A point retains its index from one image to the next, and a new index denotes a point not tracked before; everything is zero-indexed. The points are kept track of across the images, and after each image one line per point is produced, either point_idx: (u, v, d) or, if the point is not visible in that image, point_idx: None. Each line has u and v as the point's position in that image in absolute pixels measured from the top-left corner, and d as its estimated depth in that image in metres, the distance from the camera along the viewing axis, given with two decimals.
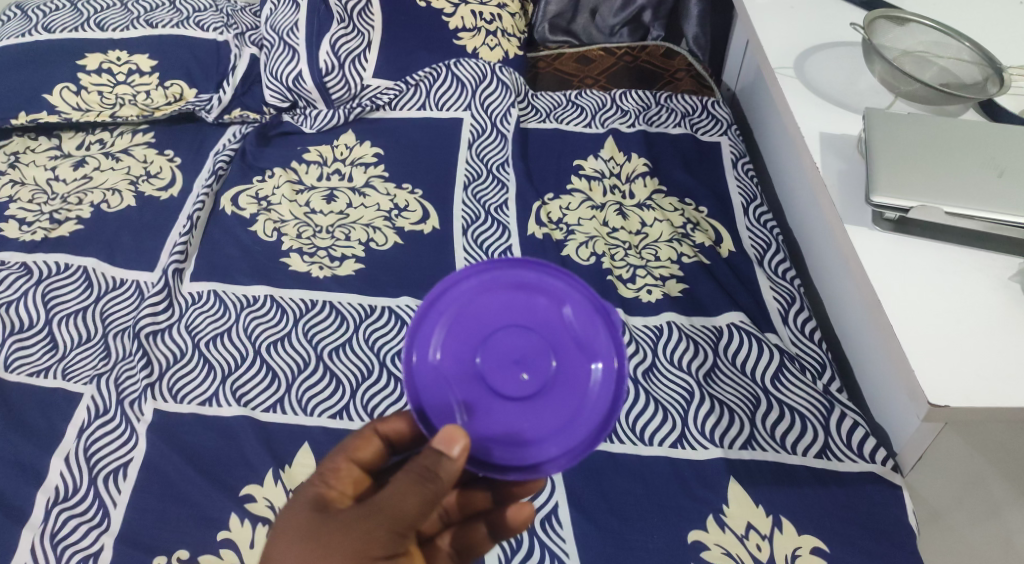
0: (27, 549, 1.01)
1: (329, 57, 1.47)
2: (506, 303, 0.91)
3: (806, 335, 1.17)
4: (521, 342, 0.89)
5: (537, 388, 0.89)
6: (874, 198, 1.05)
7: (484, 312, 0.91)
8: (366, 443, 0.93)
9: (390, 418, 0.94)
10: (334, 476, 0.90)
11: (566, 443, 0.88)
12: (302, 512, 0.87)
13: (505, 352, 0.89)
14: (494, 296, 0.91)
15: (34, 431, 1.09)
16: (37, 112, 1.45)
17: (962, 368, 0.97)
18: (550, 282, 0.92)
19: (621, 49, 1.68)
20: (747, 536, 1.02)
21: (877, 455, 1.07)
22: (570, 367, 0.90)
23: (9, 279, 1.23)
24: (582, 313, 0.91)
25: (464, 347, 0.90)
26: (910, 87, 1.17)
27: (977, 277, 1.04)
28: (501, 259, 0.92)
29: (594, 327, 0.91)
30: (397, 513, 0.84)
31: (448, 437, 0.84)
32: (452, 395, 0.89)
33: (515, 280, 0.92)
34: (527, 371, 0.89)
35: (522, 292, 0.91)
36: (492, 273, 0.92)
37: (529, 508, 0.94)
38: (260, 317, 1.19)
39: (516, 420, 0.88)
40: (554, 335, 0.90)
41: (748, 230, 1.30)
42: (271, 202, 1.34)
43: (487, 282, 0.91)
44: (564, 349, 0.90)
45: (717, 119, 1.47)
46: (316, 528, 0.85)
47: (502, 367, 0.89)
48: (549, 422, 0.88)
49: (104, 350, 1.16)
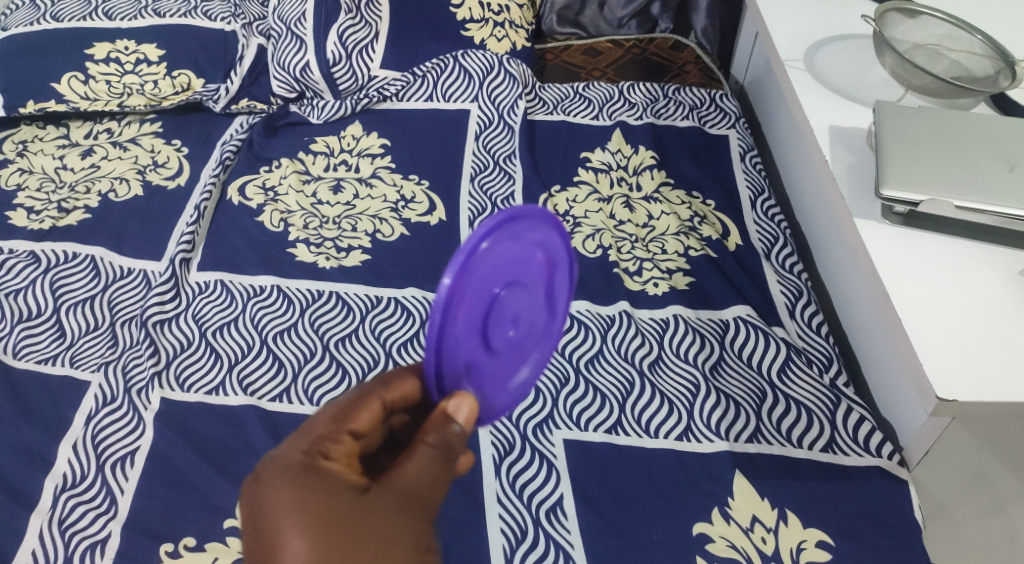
0: (35, 534, 1.01)
1: (336, 48, 1.47)
2: (514, 257, 0.88)
3: (812, 329, 1.17)
4: (516, 299, 0.91)
5: (515, 341, 0.93)
6: (883, 191, 1.05)
7: (499, 265, 0.87)
8: (364, 408, 0.87)
9: (393, 381, 0.89)
10: (332, 446, 0.84)
11: (514, 390, 0.96)
12: (308, 490, 0.80)
13: (506, 310, 0.90)
14: (511, 249, 0.87)
15: (43, 418, 1.10)
16: (45, 101, 1.46)
17: (971, 362, 0.96)
18: (549, 238, 0.92)
19: (630, 41, 1.66)
20: (752, 529, 1.02)
21: (883, 449, 1.07)
22: (535, 320, 0.95)
23: (18, 267, 1.24)
24: (555, 270, 0.96)
25: (479, 302, 0.86)
26: (923, 81, 1.16)
27: (986, 271, 1.04)
28: (525, 209, 0.87)
29: (559, 284, 0.97)
30: (419, 494, 0.83)
31: (463, 405, 0.85)
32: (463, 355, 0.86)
33: (529, 232, 0.89)
34: (511, 327, 0.92)
35: (529, 248, 0.90)
36: (514, 226, 0.86)
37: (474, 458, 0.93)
38: (267, 307, 1.19)
39: (490, 373, 0.91)
40: (536, 289, 0.94)
41: (755, 224, 1.30)
42: (278, 192, 1.34)
43: (510, 235, 0.86)
44: (538, 302, 0.95)
45: (725, 112, 1.46)
46: (333, 513, 0.79)
47: (499, 323, 0.90)
48: (510, 371, 0.94)
49: (112, 339, 1.17)
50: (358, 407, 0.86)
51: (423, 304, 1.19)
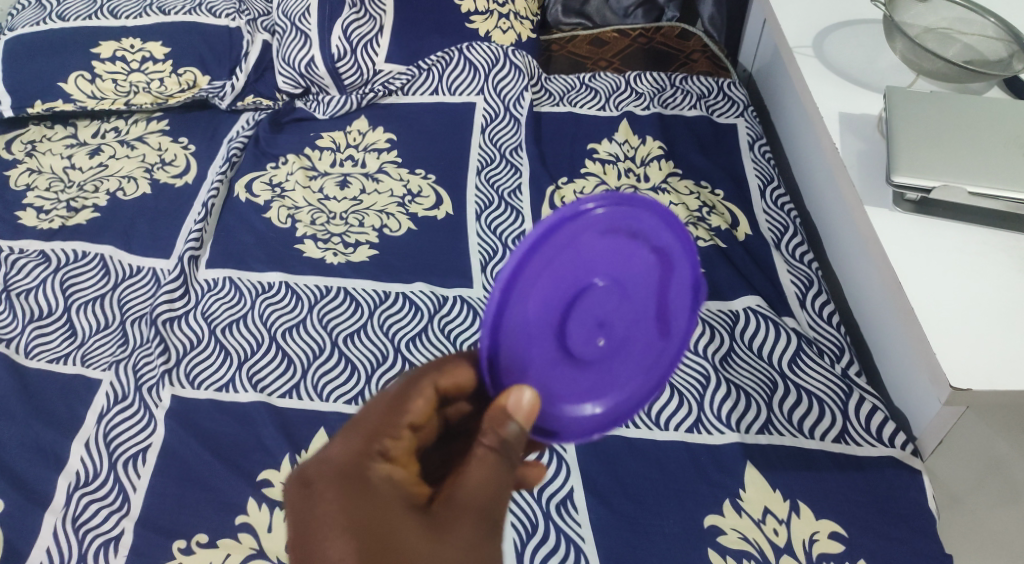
0: (50, 532, 1.02)
1: (341, 42, 1.47)
2: (613, 249, 0.82)
3: (824, 319, 1.16)
4: (614, 305, 0.84)
5: (605, 351, 0.86)
6: (895, 178, 1.03)
7: (592, 254, 0.81)
8: (414, 397, 0.84)
9: (449, 370, 0.86)
10: (382, 442, 0.81)
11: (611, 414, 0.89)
12: (360, 502, 0.77)
13: (595, 310, 0.83)
14: (607, 241, 0.81)
15: (56, 417, 1.10)
16: (53, 101, 1.47)
17: (984, 352, 0.95)
18: (671, 244, 0.85)
19: (636, 31, 1.65)
20: (764, 521, 1.02)
21: (896, 439, 1.06)
22: (642, 337, 0.88)
23: (28, 267, 1.25)
24: (682, 283, 0.87)
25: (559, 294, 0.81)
26: (934, 65, 1.15)
27: (1001, 259, 1.02)
28: (634, 196, 0.81)
29: (684, 298, 0.88)
30: (473, 501, 0.79)
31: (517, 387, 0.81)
32: (529, 352, 0.82)
33: (635, 226, 0.82)
34: (604, 336, 0.85)
35: (639, 247, 0.83)
36: (618, 209, 0.80)
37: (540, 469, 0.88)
38: (276, 304, 1.19)
39: (568, 385, 0.86)
40: (644, 304, 0.86)
41: (765, 213, 1.29)
42: (285, 188, 1.34)
43: (611, 221, 0.81)
44: (647, 319, 0.87)
45: (733, 101, 1.45)
46: (379, 521, 0.76)
47: (579, 325, 0.83)
48: (595, 384, 0.87)
49: (122, 336, 1.17)
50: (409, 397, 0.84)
51: (430, 298, 1.19)
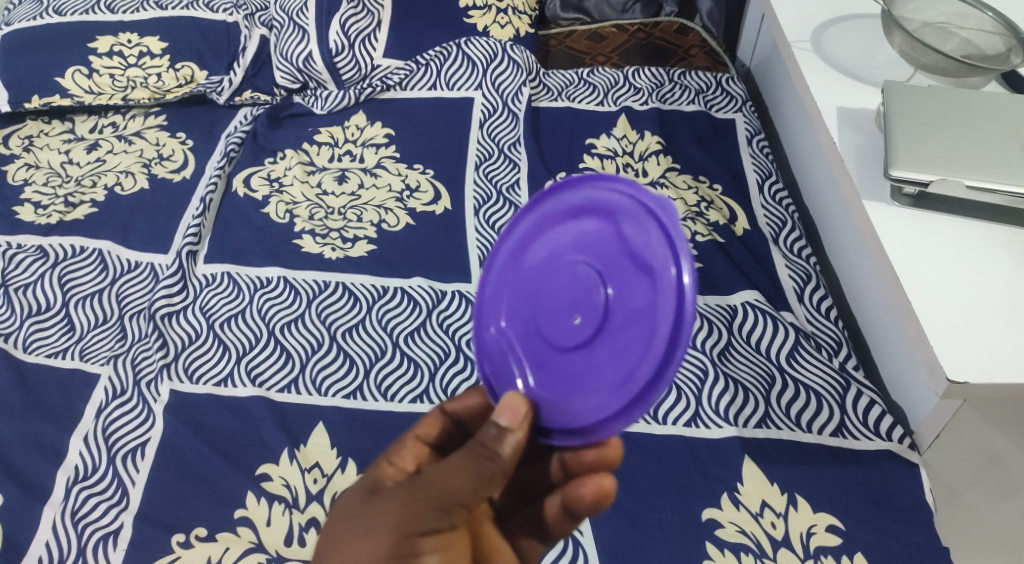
0: (49, 526, 1.02)
1: (339, 37, 1.47)
2: (557, 237, 0.87)
3: (821, 313, 1.17)
4: (580, 281, 0.84)
5: (595, 327, 0.82)
6: (893, 172, 1.04)
7: (538, 253, 0.88)
8: (433, 422, 0.94)
9: (463, 396, 0.96)
10: (402, 451, 0.92)
11: (628, 395, 0.81)
12: (353, 492, 0.88)
13: (561, 294, 0.84)
14: (552, 233, 0.87)
15: (54, 412, 1.10)
16: (50, 96, 1.46)
17: (981, 346, 0.96)
18: (607, 197, 0.84)
19: (634, 26, 1.65)
20: (762, 514, 1.02)
21: (893, 433, 1.06)
22: (629, 293, 0.81)
23: (25, 262, 1.25)
24: (636, 219, 0.81)
25: (521, 298, 0.88)
26: (932, 59, 1.14)
27: (999, 252, 1.02)
28: (550, 188, 0.88)
29: (647, 232, 0.80)
30: (442, 486, 0.84)
31: (510, 406, 0.84)
32: (516, 359, 0.87)
33: (563, 208, 0.87)
34: (580, 315, 0.83)
35: (576, 223, 0.86)
36: (545, 203, 0.88)
37: (612, 480, 0.88)
38: (274, 299, 1.19)
39: (572, 381, 0.84)
40: (613, 263, 0.82)
41: (763, 208, 1.29)
42: (283, 183, 1.34)
43: (541, 219, 0.88)
44: (623, 275, 0.81)
45: (731, 95, 1.45)
46: (365, 498, 0.86)
47: (554, 315, 0.85)
48: (598, 369, 0.82)
49: (120, 331, 1.17)
50: (429, 419, 0.94)
51: (429, 293, 1.19)
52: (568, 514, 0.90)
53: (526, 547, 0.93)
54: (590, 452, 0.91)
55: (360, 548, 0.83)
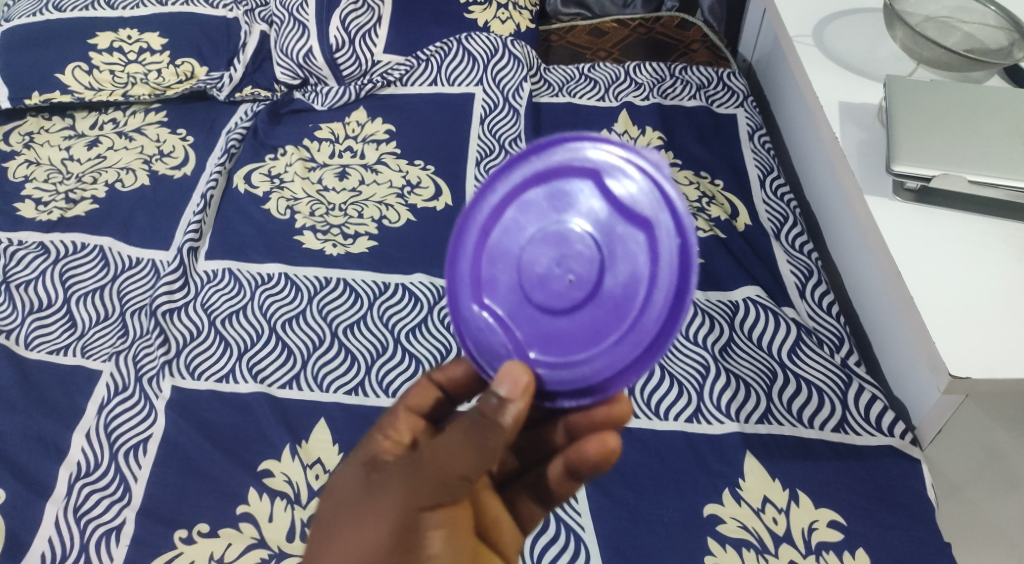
0: (51, 522, 1.03)
1: (339, 32, 1.47)
2: (532, 200, 0.85)
3: (823, 309, 1.16)
4: (570, 244, 0.83)
5: (590, 285, 0.83)
6: (895, 166, 1.03)
7: (512, 218, 0.85)
8: (425, 393, 0.94)
9: (446, 365, 0.95)
10: (396, 424, 0.91)
11: (637, 344, 0.83)
12: (353, 470, 0.88)
13: (550, 259, 0.83)
14: (525, 197, 0.85)
15: (56, 408, 1.10)
16: (50, 92, 1.46)
17: (983, 341, 0.96)
18: (584, 156, 0.84)
19: (635, 21, 1.65)
20: (763, 510, 1.02)
21: (895, 428, 1.06)
22: (626, 246, 0.83)
23: (27, 259, 1.25)
24: (623, 174, 0.83)
25: (499, 266, 0.85)
26: (934, 53, 1.14)
27: (1001, 248, 1.02)
28: (516, 152, 0.86)
29: (639, 186, 0.83)
30: (444, 462, 0.84)
31: (511, 374, 0.83)
32: (507, 331, 0.85)
33: (535, 172, 0.85)
34: (573, 275, 0.83)
35: (552, 184, 0.85)
36: (511, 166, 0.86)
37: (615, 438, 0.88)
38: (276, 295, 1.19)
39: (569, 341, 0.84)
40: (604, 223, 0.83)
41: (765, 204, 1.29)
42: (284, 179, 1.34)
43: (511, 185, 0.85)
44: (616, 230, 0.83)
45: (733, 91, 1.44)
46: (367, 479, 0.86)
47: (541, 278, 0.84)
48: (598, 325, 0.83)
49: (122, 328, 1.17)
50: (421, 391, 0.94)
51: (430, 290, 1.19)
52: (569, 475, 0.90)
53: (525, 511, 0.93)
54: (598, 408, 0.90)
55: (365, 528, 0.84)
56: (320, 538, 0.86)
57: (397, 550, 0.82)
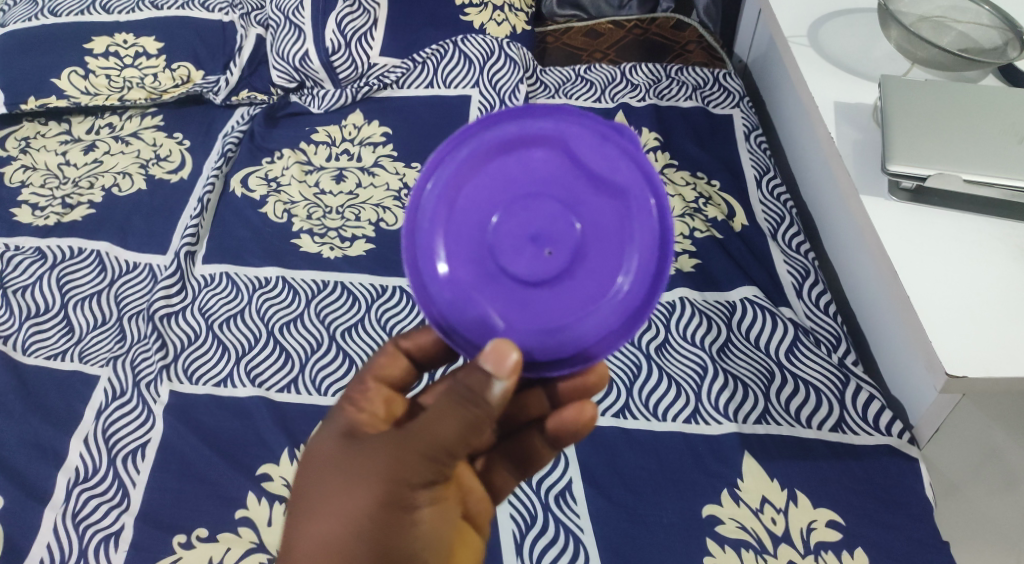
0: (49, 528, 1.02)
1: (335, 36, 1.47)
2: (499, 172, 0.85)
3: (820, 309, 1.16)
4: (545, 214, 0.84)
5: (569, 253, 0.83)
6: (891, 166, 1.04)
7: (479, 192, 0.85)
8: (394, 361, 0.94)
9: (414, 332, 0.95)
10: (368, 395, 0.91)
11: (621, 308, 0.84)
12: (333, 442, 0.87)
13: (525, 228, 0.83)
14: (491, 170, 0.85)
15: (53, 413, 1.10)
16: (46, 97, 1.46)
17: (979, 340, 0.96)
18: (550, 127, 0.84)
19: (631, 22, 1.65)
20: (762, 510, 1.02)
21: (893, 428, 1.07)
22: (600, 214, 0.84)
23: (24, 264, 1.25)
24: (594, 144, 0.84)
25: (471, 240, 0.84)
26: (929, 53, 1.14)
27: (996, 246, 1.03)
28: (471, 125, 0.85)
29: (610, 154, 0.84)
30: (430, 436, 0.83)
31: (497, 350, 0.82)
32: (486, 307, 0.84)
33: (495, 143, 0.85)
34: (550, 246, 0.83)
35: (520, 155, 0.85)
36: (474, 139, 0.85)
37: (594, 407, 0.91)
38: (273, 299, 1.19)
39: (551, 311, 0.84)
40: (575, 191, 0.84)
41: (761, 204, 1.29)
42: (281, 183, 1.34)
43: (471, 159, 0.85)
44: (590, 199, 0.84)
45: (728, 91, 1.45)
46: (350, 452, 0.86)
47: (517, 249, 0.83)
48: (580, 292, 0.84)
49: (119, 332, 1.17)
50: (392, 359, 0.94)
51: None
52: (551, 445, 0.93)
53: (498, 482, 0.95)
54: (575, 379, 0.93)
55: (350, 502, 0.83)
56: (304, 508, 0.85)
57: (386, 522, 0.83)
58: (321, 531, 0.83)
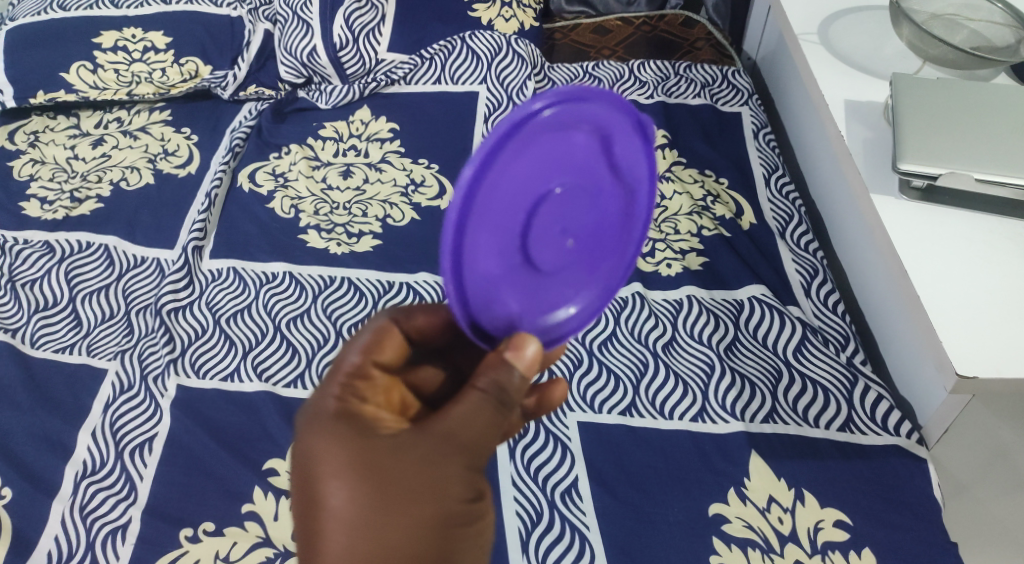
0: (56, 521, 1.03)
1: (343, 32, 1.47)
2: (542, 158, 0.79)
3: (829, 308, 1.16)
4: (574, 204, 0.83)
5: (583, 239, 0.86)
6: (901, 165, 1.03)
7: (521, 177, 0.79)
8: (388, 343, 0.90)
9: (412, 314, 0.92)
10: (370, 386, 0.87)
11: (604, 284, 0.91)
12: (349, 449, 0.81)
13: (557, 219, 0.82)
14: (536, 155, 0.79)
15: (60, 406, 1.11)
16: (55, 91, 1.47)
17: (989, 341, 0.95)
18: (595, 114, 0.81)
19: (640, 19, 1.65)
20: (769, 510, 1.02)
21: (902, 428, 1.06)
22: (612, 202, 0.86)
23: (33, 258, 1.25)
24: (625, 136, 0.84)
25: (507, 231, 0.80)
26: (940, 51, 1.13)
27: (1007, 247, 1.02)
28: (526, 107, 0.76)
29: (632, 145, 0.85)
30: (463, 438, 0.82)
31: (517, 342, 0.83)
32: (509, 296, 0.83)
33: (545, 127, 0.78)
34: (571, 236, 0.85)
35: (563, 141, 0.80)
36: (529, 120, 0.77)
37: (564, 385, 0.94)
38: (280, 294, 1.19)
39: (554, 294, 0.87)
40: (599, 180, 0.85)
41: (770, 202, 1.28)
42: (288, 178, 1.34)
43: (520, 144, 0.77)
44: (608, 189, 0.86)
45: (738, 89, 1.44)
46: (377, 462, 0.81)
47: (545, 240, 0.83)
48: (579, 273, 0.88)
49: (127, 327, 1.17)
50: (386, 340, 0.89)
51: (434, 289, 1.19)
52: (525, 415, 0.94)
53: None
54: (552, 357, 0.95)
55: (388, 519, 0.79)
56: (329, 522, 0.80)
57: (433, 540, 0.80)
58: (357, 552, 0.79)
